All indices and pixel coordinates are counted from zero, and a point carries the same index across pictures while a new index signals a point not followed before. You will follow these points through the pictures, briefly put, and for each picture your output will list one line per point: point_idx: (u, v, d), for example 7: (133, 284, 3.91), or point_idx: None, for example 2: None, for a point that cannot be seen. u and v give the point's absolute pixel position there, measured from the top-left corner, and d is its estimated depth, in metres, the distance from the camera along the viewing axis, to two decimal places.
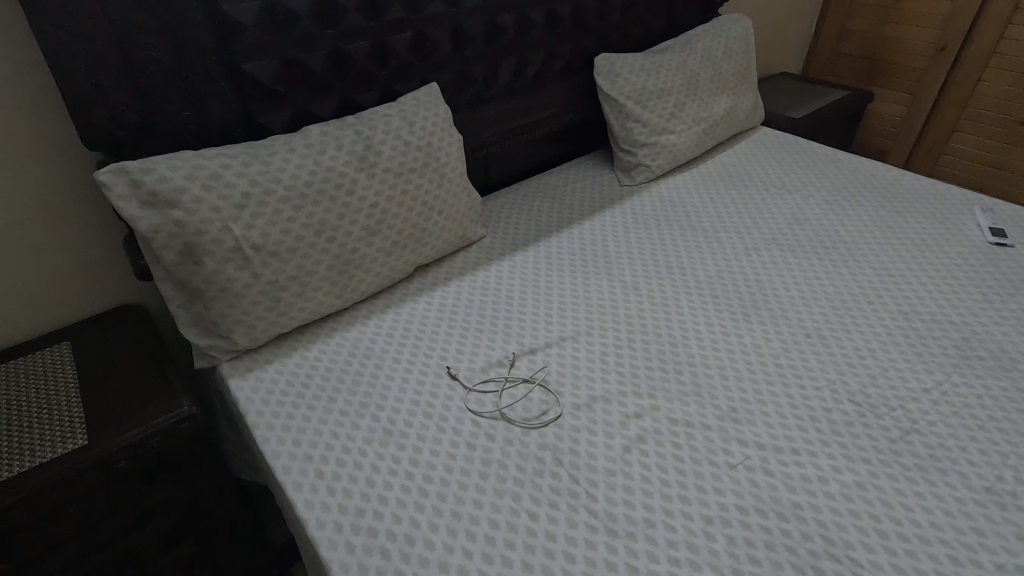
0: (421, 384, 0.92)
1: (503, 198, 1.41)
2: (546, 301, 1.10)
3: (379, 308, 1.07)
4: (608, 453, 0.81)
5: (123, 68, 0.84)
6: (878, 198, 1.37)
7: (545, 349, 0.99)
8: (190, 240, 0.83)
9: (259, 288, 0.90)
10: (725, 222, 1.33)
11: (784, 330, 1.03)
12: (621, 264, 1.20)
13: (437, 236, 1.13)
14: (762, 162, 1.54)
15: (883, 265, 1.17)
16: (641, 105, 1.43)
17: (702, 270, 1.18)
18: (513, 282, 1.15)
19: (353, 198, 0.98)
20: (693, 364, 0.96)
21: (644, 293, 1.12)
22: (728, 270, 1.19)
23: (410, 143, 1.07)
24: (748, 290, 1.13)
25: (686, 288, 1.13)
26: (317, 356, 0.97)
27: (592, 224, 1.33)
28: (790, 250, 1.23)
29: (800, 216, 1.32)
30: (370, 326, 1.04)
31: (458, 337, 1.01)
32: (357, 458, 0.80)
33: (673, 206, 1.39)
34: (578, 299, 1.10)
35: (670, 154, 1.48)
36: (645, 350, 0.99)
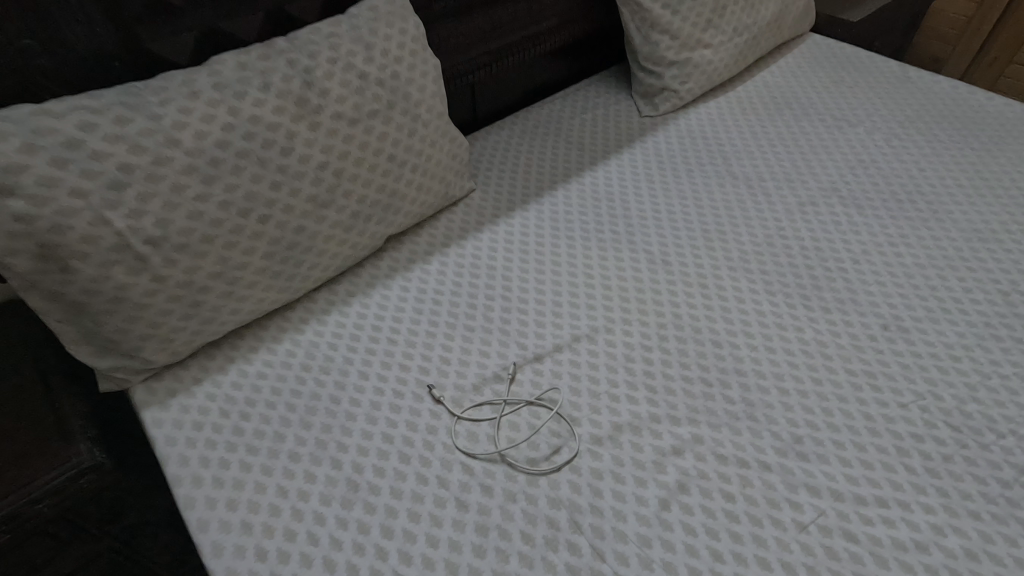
0: (395, 410, 0.71)
1: (495, 136, 1.13)
2: (554, 283, 0.87)
3: (341, 298, 0.84)
4: (639, 510, 0.63)
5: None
6: (961, 132, 1.10)
7: (555, 355, 0.77)
8: (46, 240, 0.58)
9: (168, 294, 0.66)
10: (773, 166, 1.06)
11: (855, 321, 0.82)
12: (645, 226, 0.96)
13: (412, 199, 0.88)
14: (814, 83, 1.25)
15: (973, 226, 0.94)
16: (671, 10, 1.11)
17: (747, 235, 0.94)
18: (510, 255, 0.91)
19: (291, 159, 0.72)
20: (743, 373, 0.76)
21: (677, 269, 0.89)
22: (780, 233, 0.95)
23: (367, 77, 0.78)
24: (806, 264, 0.90)
25: (729, 262, 0.90)
26: (261, 371, 0.75)
27: (607, 170, 1.07)
28: (856, 206, 0.98)
29: (864, 159, 1.07)
30: (329, 323, 0.81)
31: (442, 338, 0.79)
32: (313, 525, 0.61)
33: (707, 144, 1.12)
34: (593, 279, 0.87)
35: (703, 75, 1.18)
36: (681, 355, 0.77)
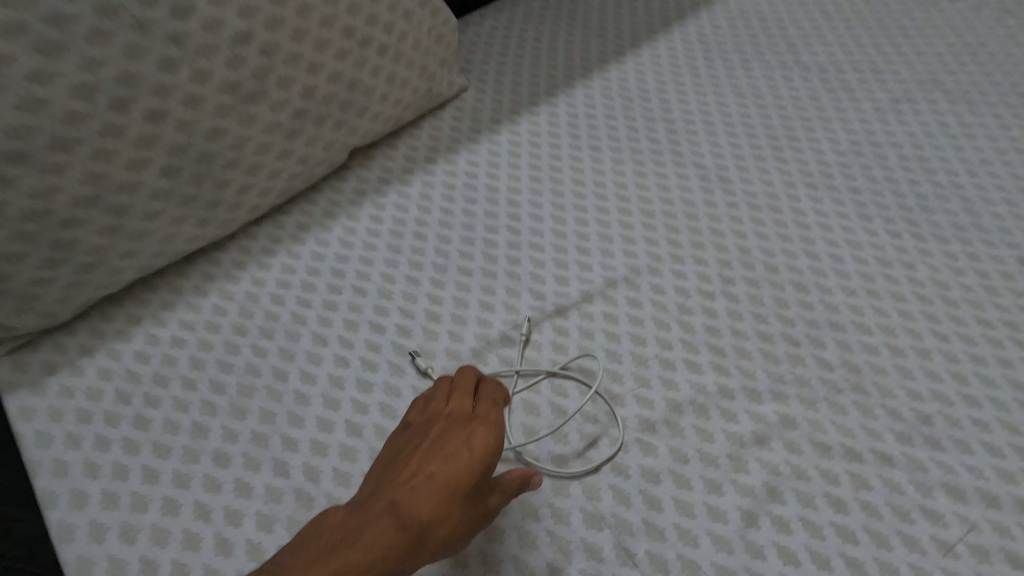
0: (366, 389, 0.51)
1: (492, 19, 0.87)
2: (576, 208, 0.64)
3: (289, 232, 0.61)
4: (713, 529, 0.44)
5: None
6: None
7: (583, 308, 0.56)
8: None
9: (12, 228, 0.45)
10: (853, 53, 0.82)
11: (983, 253, 0.61)
12: (693, 131, 0.73)
13: (382, 95, 0.64)
14: None
15: None
16: None
17: (830, 143, 0.71)
18: (517, 172, 0.68)
19: (191, 25, 0.48)
20: (841, 326, 0.55)
21: (740, 188, 0.67)
22: (870, 139, 0.72)
23: None
24: (911, 180, 0.68)
25: (807, 177, 0.68)
26: (176, 336, 0.54)
27: (639, 61, 0.82)
28: (966, 102, 0.75)
29: (970, 42, 0.82)
30: (273, 266, 0.59)
31: (429, 286, 0.58)
32: (248, 560, 0.43)
33: (768, 28, 0.86)
34: (628, 204, 0.65)
35: None
36: (755, 304, 0.57)
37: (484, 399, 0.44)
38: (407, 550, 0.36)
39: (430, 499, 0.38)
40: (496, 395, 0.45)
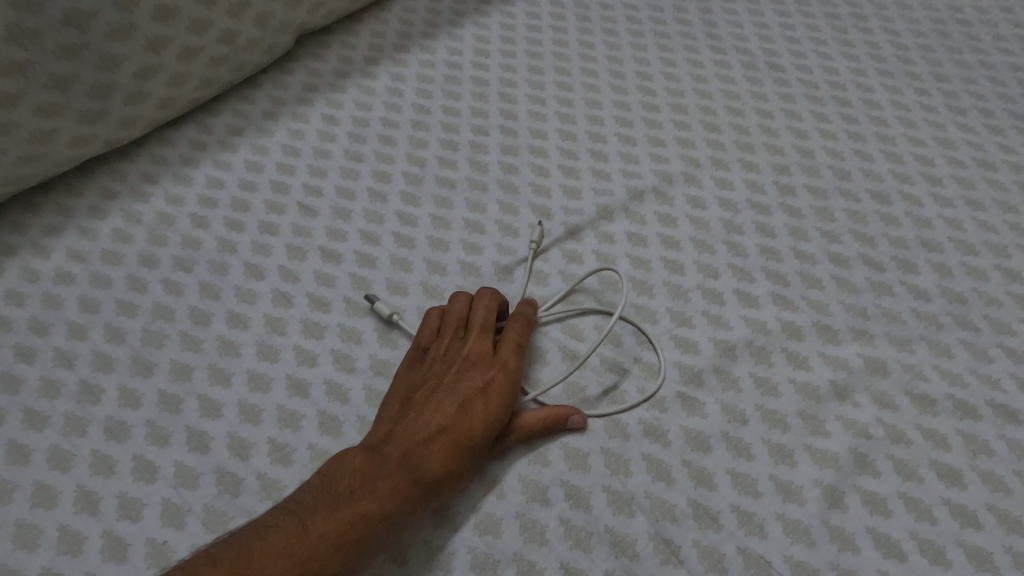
0: (316, 335, 0.39)
1: None
2: (588, 104, 0.50)
3: (217, 136, 0.47)
4: (786, 511, 0.33)
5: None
6: None
7: (600, 227, 0.43)
8: None
9: None
10: None
11: None
12: (732, 10, 0.58)
13: None
14: None
15: None
16: None
17: (905, 21, 0.57)
18: (511, 61, 0.53)
19: None
20: (936, 245, 0.43)
21: (795, 77, 0.53)
22: (955, 16, 0.57)
23: None
24: (1010, 64, 0.53)
25: (879, 62, 0.54)
26: (62, 270, 0.40)
27: None
28: None
29: None
30: (194, 180, 0.45)
31: (399, 203, 0.45)
32: (147, 568, 0.31)
33: None
34: (653, 97, 0.51)
35: None
36: (823, 218, 0.44)
37: (512, 338, 0.36)
38: (417, 506, 0.31)
39: (447, 451, 0.32)
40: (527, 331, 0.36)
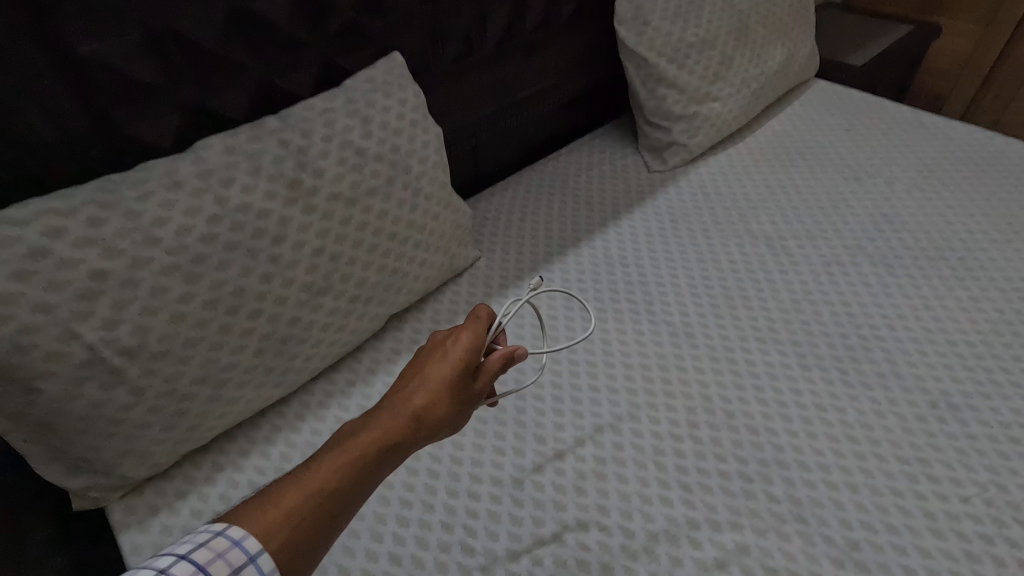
0: (404, 524, 0.64)
1: (498, 198, 1.08)
2: (568, 362, 0.80)
3: (340, 387, 0.77)
4: None
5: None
6: (983, 180, 1.06)
7: (576, 451, 0.70)
8: (6, 362, 0.51)
9: (148, 405, 0.59)
10: (792, 224, 1.01)
11: (900, 398, 0.75)
12: (664, 293, 0.90)
13: (415, 276, 0.82)
14: (827, 131, 1.21)
15: (1010, 285, 0.88)
16: (677, 64, 1.08)
17: (774, 302, 0.88)
18: (522, 331, 0.84)
19: (284, 247, 0.66)
20: (786, 464, 0.69)
21: (702, 342, 0.83)
22: (808, 299, 0.89)
23: (366, 153, 0.73)
24: (840, 335, 0.83)
25: (757, 333, 0.84)
26: (252, 480, 0.67)
27: (619, 232, 1.01)
28: (885, 266, 0.93)
29: (888, 214, 1.02)
30: (328, 418, 0.73)
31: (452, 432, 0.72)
32: None
33: (723, 204, 1.06)
34: (610, 359, 0.80)
35: (713, 128, 1.14)
36: (716, 445, 0.71)
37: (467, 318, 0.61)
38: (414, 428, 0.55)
39: (428, 394, 0.56)
40: (484, 308, 0.61)
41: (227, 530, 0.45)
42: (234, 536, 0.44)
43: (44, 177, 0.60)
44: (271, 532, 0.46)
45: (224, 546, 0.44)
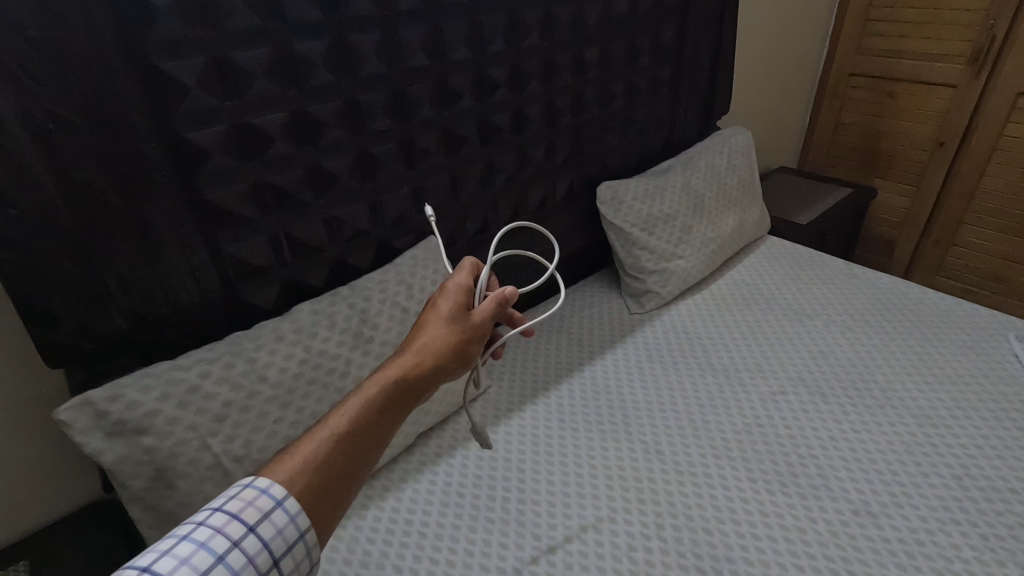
0: None
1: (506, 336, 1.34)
2: (560, 473, 1.00)
3: (378, 492, 0.97)
4: None
5: (79, 272, 0.72)
6: (903, 324, 1.30)
7: (565, 546, 0.88)
8: (162, 466, 0.74)
9: None
10: (746, 359, 1.24)
11: (829, 507, 0.93)
12: (639, 417, 1.11)
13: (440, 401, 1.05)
14: (776, 280, 1.48)
15: (922, 412, 1.08)
16: (647, 232, 1.38)
17: (728, 424, 1.09)
18: (523, 447, 1.05)
19: (347, 381, 0.90)
20: (733, 560, 0.86)
21: (669, 458, 1.02)
22: (757, 422, 1.09)
23: (408, 310, 1.00)
24: (782, 453, 1.03)
25: (714, 451, 1.03)
26: None
27: (604, 365, 1.24)
28: (820, 395, 1.14)
29: (825, 351, 1.25)
30: (368, 517, 0.93)
31: (466, 529, 0.90)
32: None
33: (689, 341, 1.30)
34: (594, 470, 1.00)
35: (681, 279, 1.41)
36: (677, 543, 0.88)
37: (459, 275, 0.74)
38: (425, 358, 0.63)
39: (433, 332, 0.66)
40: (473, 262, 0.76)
41: (255, 482, 0.52)
42: (261, 487, 0.51)
43: (190, 334, 0.86)
44: (294, 477, 0.53)
45: (252, 495, 0.51)
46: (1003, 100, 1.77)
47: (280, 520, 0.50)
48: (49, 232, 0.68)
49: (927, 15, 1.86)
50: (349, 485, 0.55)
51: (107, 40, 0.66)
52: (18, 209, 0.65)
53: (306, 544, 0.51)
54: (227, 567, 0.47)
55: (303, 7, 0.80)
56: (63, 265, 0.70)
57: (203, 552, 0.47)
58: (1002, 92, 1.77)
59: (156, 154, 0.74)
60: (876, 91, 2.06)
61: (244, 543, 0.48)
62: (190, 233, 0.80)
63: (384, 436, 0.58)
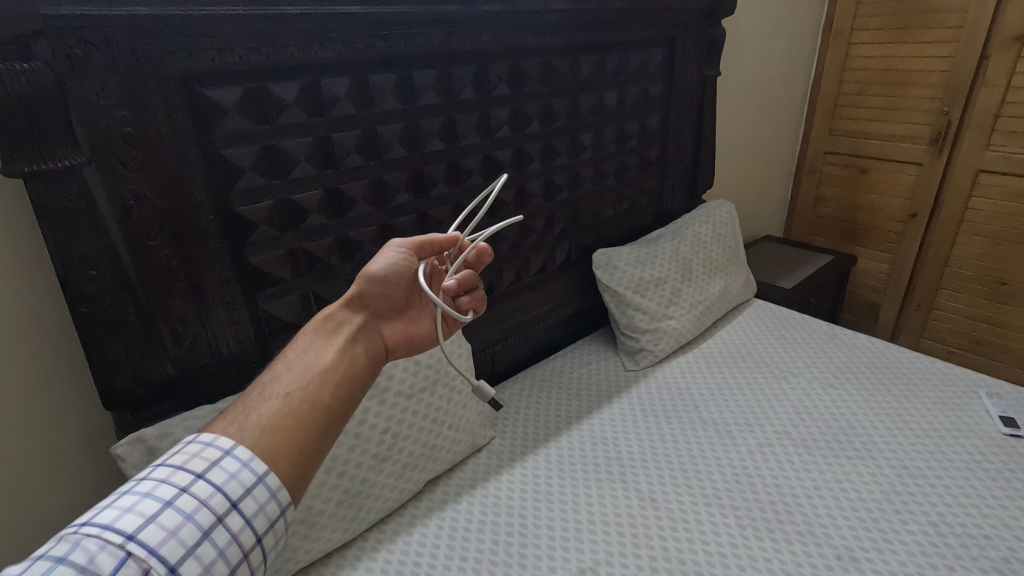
0: None
1: (509, 390, 1.43)
2: (560, 518, 1.06)
3: (388, 535, 1.02)
4: None
5: (142, 325, 0.83)
6: (881, 382, 1.39)
7: None
8: None
9: None
10: (734, 413, 1.32)
11: (813, 551, 0.98)
12: (633, 467, 1.18)
13: (447, 449, 1.13)
14: (762, 340, 1.58)
15: (900, 463, 1.15)
16: (639, 294, 1.50)
17: (718, 475, 1.15)
18: (525, 494, 1.12)
19: (364, 427, 0.99)
20: None
21: (662, 506, 1.09)
22: (744, 472, 1.16)
23: (420, 362, 1.10)
24: (769, 502, 1.09)
25: (704, 499, 1.10)
26: None
27: (601, 419, 1.32)
28: (804, 447, 1.21)
29: (808, 406, 1.33)
30: (378, 558, 0.98)
31: (470, 569, 0.96)
32: None
33: (680, 396, 1.38)
34: (591, 516, 1.06)
35: (672, 338, 1.51)
36: None
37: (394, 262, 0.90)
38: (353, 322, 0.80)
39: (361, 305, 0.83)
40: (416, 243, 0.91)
41: (201, 438, 0.62)
42: (205, 442, 0.62)
43: (227, 382, 0.96)
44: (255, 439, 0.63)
45: (198, 449, 0.61)
46: (965, 176, 1.94)
47: (227, 466, 0.60)
48: (122, 289, 0.80)
49: (889, 102, 2.07)
50: (287, 423, 0.65)
51: (184, 133, 0.81)
52: (97, 270, 0.77)
53: (265, 484, 0.61)
54: (175, 510, 0.56)
55: (342, 104, 0.96)
56: (127, 319, 0.81)
57: (151, 499, 0.56)
58: (963, 169, 1.94)
59: (213, 225, 0.87)
60: (850, 168, 2.24)
61: (192, 488, 0.58)
62: (236, 293, 0.92)
63: (309, 377, 0.70)
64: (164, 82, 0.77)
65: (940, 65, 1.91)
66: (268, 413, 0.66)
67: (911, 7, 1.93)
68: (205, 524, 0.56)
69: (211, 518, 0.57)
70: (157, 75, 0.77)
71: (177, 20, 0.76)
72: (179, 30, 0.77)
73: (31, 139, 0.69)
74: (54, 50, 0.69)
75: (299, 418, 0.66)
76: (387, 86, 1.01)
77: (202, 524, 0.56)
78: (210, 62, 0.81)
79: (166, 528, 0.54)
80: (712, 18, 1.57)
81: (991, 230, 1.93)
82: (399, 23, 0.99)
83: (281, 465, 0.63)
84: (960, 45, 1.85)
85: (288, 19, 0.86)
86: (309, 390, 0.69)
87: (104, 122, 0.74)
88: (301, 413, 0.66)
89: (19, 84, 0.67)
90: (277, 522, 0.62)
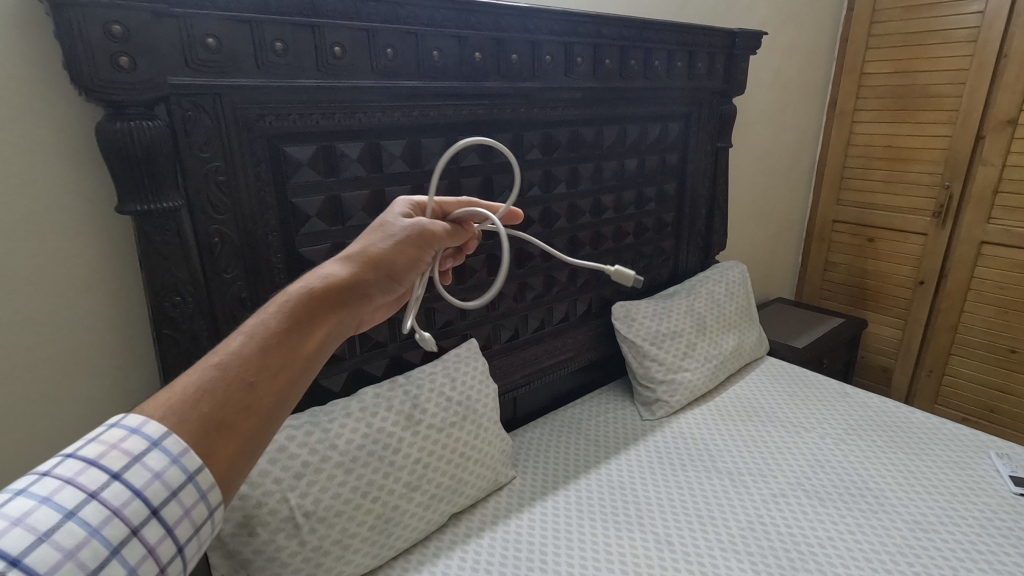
0: None
1: (530, 434, 1.49)
2: (577, 556, 1.09)
3: (414, 564, 1.06)
4: None
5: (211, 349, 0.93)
6: (894, 440, 1.43)
7: None
8: (249, 511, 0.90)
9: (303, 555, 0.93)
10: (748, 464, 1.36)
11: None
12: (650, 511, 1.22)
13: (473, 483, 1.17)
14: (775, 397, 1.63)
15: (915, 519, 1.17)
16: (656, 346, 1.58)
17: (733, 521, 1.19)
18: (545, 532, 1.15)
19: (398, 456, 1.06)
20: None
21: (677, 547, 1.12)
22: (759, 521, 1.19)
23: (451, 399, 1.18)
24: (783, 549, 1.12)
25: (718, 543, 1.13)
26: None
27: (618, 465, 1.37)
28: (817, 499, 1.25)
29: (821, 460, 1.37)
30: None
31: None
32: None
33: (696, 447, 1.43)
34: (611, 556, 1.09)
35: (687, 390, 1.57)
36: None
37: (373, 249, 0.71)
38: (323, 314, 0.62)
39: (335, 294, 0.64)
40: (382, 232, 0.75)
41: (122, 422, 0.50)
42: (131, 427, 0.49)
43: None
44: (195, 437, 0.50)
45: (117, 439, 0.49)
46: (969, 245, 2.02)
47: (151, 464, 0.48)
48: (195, 315, 0.90)
49: (893, 175, 2.19)
50: (244, 422, 0.53)
51: (265, 183, 0.94)
52: (182, 297, 0.87)
53: (197, 487, 0.50)
54: (79, 523, 0.44)
55: (396, 163, 1.09)
56: (201, 342, 0.91)
57: (48, 508, 0.44)
58: (967, 239, 2.03)
59: (280, 264, 0.99)
60: (858, 236, 2.35)
61: (104, 494, 0.46)
62: None
63: (288, 369, 0.56)
64: (253, 139, 0.91)
65: (939, 144, 2.05)
66: (229, 402, 0.52)
67: (909, 91, 2.10)
68: (116, 541, 0.45)
69: (125, 531, 0.46)
70: (250, 133, 0.90)
71: (270, 89, 0.90)
72: (271, 98, 0.91)
73: (143, 183, 0.80)
74: (172, 112, 0.83)
75: (259, 418, 0.53)
76: (435, 148, 1.14)
77: (112, 541, 0.45)
78: (291, 124, 0.94)
79: (63, 548, 0.43)
80: (725, 97, 1.73)
81: (998, 297, 2.00)
82: (451, 95, 1.14)
83: (218, 465, 0.51)
84: (957, 126, 1.99)
85: (359, 90, 1.00)
86: (282, 384, 0.55)
87: (202, 171, 0.87)
88: (265, 410, 0.54)
89: (142, 138, 0.79)
90: (203, 529, 0.51)
